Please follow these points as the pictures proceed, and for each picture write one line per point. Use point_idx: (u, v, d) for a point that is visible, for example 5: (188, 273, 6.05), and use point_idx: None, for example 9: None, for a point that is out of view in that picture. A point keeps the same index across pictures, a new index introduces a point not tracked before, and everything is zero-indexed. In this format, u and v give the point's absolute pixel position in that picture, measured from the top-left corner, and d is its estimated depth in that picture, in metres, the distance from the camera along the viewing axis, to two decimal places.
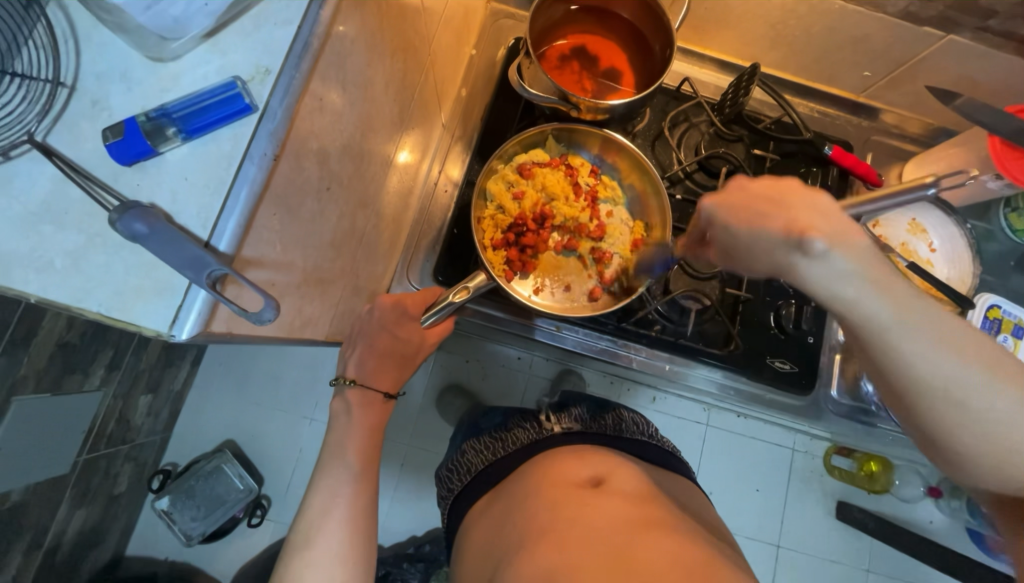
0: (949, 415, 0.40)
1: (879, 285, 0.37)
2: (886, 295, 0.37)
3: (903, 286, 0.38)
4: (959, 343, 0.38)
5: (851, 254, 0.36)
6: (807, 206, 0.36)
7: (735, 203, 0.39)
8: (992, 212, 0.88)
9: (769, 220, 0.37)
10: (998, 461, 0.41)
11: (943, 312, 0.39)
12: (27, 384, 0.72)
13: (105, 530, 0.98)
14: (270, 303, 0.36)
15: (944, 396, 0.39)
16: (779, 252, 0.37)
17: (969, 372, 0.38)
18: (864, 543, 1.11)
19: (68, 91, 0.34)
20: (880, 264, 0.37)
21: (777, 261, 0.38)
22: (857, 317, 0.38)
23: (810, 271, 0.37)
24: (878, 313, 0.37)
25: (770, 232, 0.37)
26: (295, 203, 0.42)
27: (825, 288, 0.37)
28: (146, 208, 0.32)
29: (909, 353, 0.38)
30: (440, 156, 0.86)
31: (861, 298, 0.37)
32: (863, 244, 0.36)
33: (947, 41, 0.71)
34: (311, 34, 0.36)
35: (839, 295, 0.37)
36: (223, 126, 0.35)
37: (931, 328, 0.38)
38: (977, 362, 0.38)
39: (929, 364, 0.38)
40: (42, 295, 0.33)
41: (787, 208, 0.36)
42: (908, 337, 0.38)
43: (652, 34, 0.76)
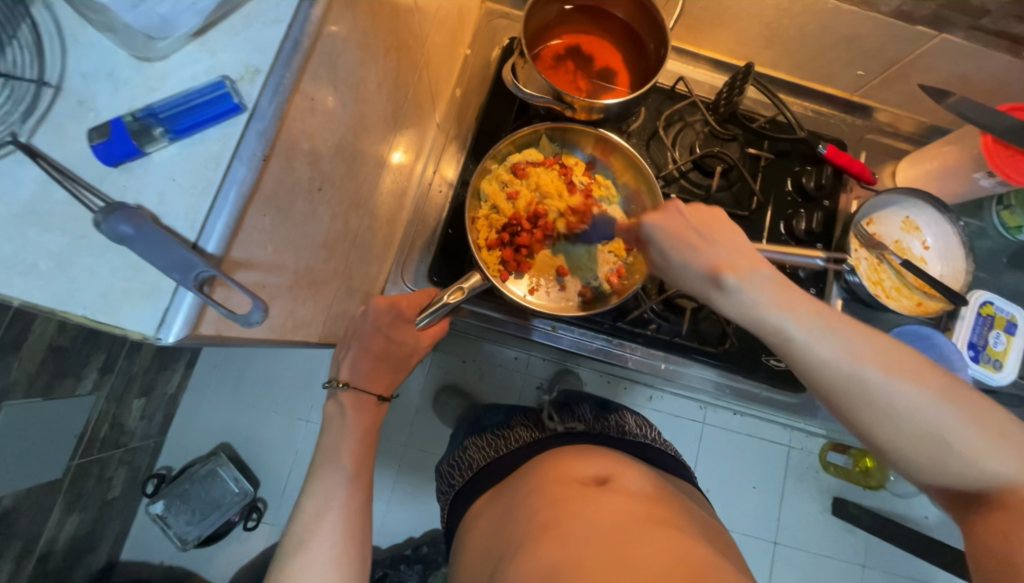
0: (882, 425, 0.41)
1: (783, 304, 0.44)
2: (791, 312, 0.43)
3: (801, 296, 0.44)
4: (874, 354, 0.41)
5: (753, 282, 0.45)
6: (723, 244, 0.47)
7: (671, 228, 0.49)
8: (984, 210, 0.89)
9: (697, 255, 0.47)
10: (940, 464, 0.41)
11: (854, 326, 0.43)
12: (18, 389, 0.71)
13: (98, 536, 0.97)
14: (259, 306, 0.35)
15: (862, 396, 0.41)
16: (695, 274, 0.47)
17: (890, 382, 0.41)
18: (859, 539, 1.11)
19: (53, 91, 0.33)
20: (785, 286, 0.44)
21: (700, 289, 0.48)
22: (770, 333, 0.44)
23: (721, 297, 0.46)
24: (786, 327, 0.43)
25: (693, 260, 0.47)
26: (286, 204, 0.42)
27: (738, 310, 0.45)
28: (133, 209, 0.31)
29: (825, 362, 0.42)
30: (435, 156, 0.86)
31: (768, 315, 0.44)
32: (762, 271, 0.45)
33: (940, 40, 0.71)
34: (301, 33, 0.36)
35: (752, 316, 0.45)
36: (211, 126, 0.34)
37: (842, 339, 0.42)
38: (885, 362, 0.41)
39: (847, 373, 0.41)
40: (26, 298, 0.32)
41: (711, 246, 0.47)
42: (819, 346, 0.42)
43: (646, 33, 0.76)
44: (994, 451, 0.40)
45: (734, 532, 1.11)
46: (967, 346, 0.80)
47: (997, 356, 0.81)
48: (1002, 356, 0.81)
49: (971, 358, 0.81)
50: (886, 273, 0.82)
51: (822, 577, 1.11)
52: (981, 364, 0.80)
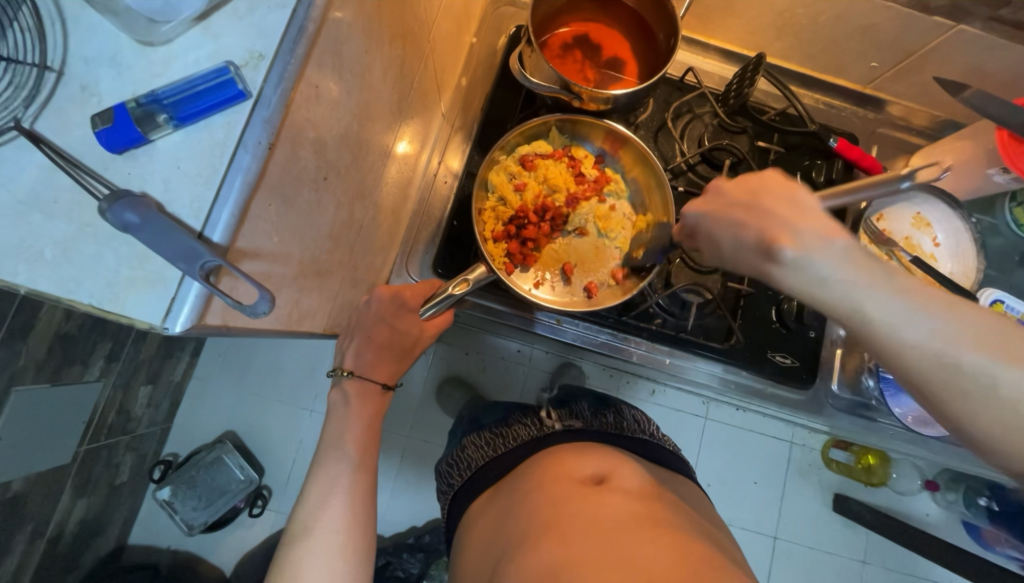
0: (991, 421, 0.36)
1: (865, 283, 0.38)
2: (876, 291, 0.38)
3: (886, 274, 0.38)
4: (978, 339, 0.36)
5: (825, 254, 0.38)
6: (779, 208, 0.40)
7: (713, 210, 0.45)
8: (998, 206, 0.87)
9: (745, 229, 0.42)
10: None
11: (952, 308, 0.37)
12: (27, 375, 0.72)
13: (107, 520, 0.99)
14: (265, 296, 0.35)
15: (961, 389, 0.36)
16: (753, 254, 0.41)
17: (997, 370, 0.35)
18: (860, 535, 1.12)
19: (56, 75, 0.33)
20: (865, 260, 0.38)
21: (756, 266, 0.42)
22: (848, 317, 0.38)
23: (783, 275, 0.40)
24: (870, 310, 0.37)
25: (747, 237, 0.41)
26: (291, 193, 0.41)
27: (804, 289, 0.39)
28: (138, 197, 0.31)
29: (918, 348, 0.37)
30: (440, 146, 0.85)
31: (846, 295, 0.38)
32: (839, 242, 0.38)
33: (957, 31, 0.70)
34: (306, 19, 0.35)
35: (822, 296, 0.39)
36: (216, 113, 0.34)
37: (940, 322, 0.36)
38: (989, 347, 0.36)
39: (944, 361, 0.36)
40: (32, 286, 0.32)
41: (762, 215, 0.40)
42: (909, 331, 0.37)
43: (656, 23, 0.74)
44: None
45: (734, 527, 1.11)
46: None
47: None
48: None
49: None
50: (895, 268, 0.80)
51: (821, 572, 1.11)
52: None
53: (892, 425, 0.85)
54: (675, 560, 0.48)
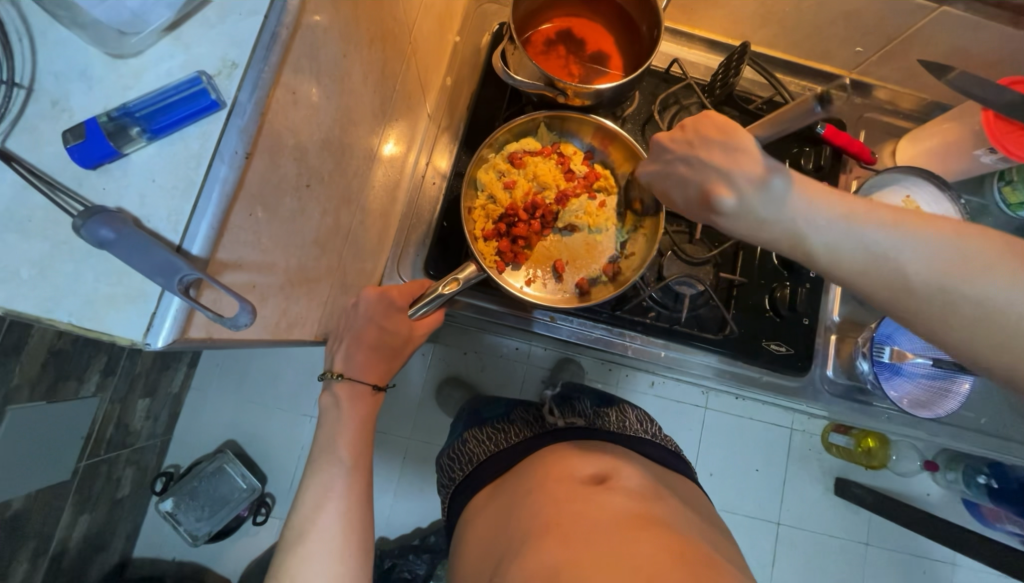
0: (947, 323, 0.38)
1: (794, 211, 0.43)
2: (810, 217, 0.43)
3: (823, 200, 0.43)
4: (918, 249, 0.38)
5: (751, 192, 0.44)
6: (715, 156, 0.47)
7: (659, 169, 0.52)
8: (987, 186, 0.87)
9: (689, 183, 0.49)
10: None
11: (891, 220, 0.40)
12: (22, 393, 0.71)
13: (110, 535, 0.98)
14: (246, 308, 0.35)
15: (915, 301, 0.39)
16: (697, 201, 0.49)
17: (947, 278, 0.37)
18: (862, 518, 1.12)
19: (25, 92, 0.32)
20: (793, 189, 0.43)
21: (705, 215, 0.49)
22: (795, 245, 0.44)
23: (727, 218, 0.47)
24: (801, 234, 0.43)
25: (691, 188, 0.49)
26: (273, 201, 0.41)
27: (743, 223, 0.46)
28: (113, 213, 0.31)
29: (860, 264, 0.40)
30: (427, 147, 0.85)
31: (776, 223, 0.44)
32: (766, 177, 0.44)
33: (940, 13, 0.69)
34: (278, 25, 0.35)
35: (761, 228, 0.45)
36: (190, 124, 0.33)
37: (878, 236, 0.40)
38: (942, 259, 0.38)
39: (895, 271, 0.39)
40: (10, 306, 0.32)
41: (700, 168, 0.47)
42: (852, 249, 0.41)
43: (638, 15, 0.74)
44: None
45: (736, 514, 1.12)
46: None
47: None
48: None
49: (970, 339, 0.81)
50: None
51: (825, 556, 1.12)
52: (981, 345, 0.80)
53: (887, 408, 0.87)
54: (671, 559, 0.48)
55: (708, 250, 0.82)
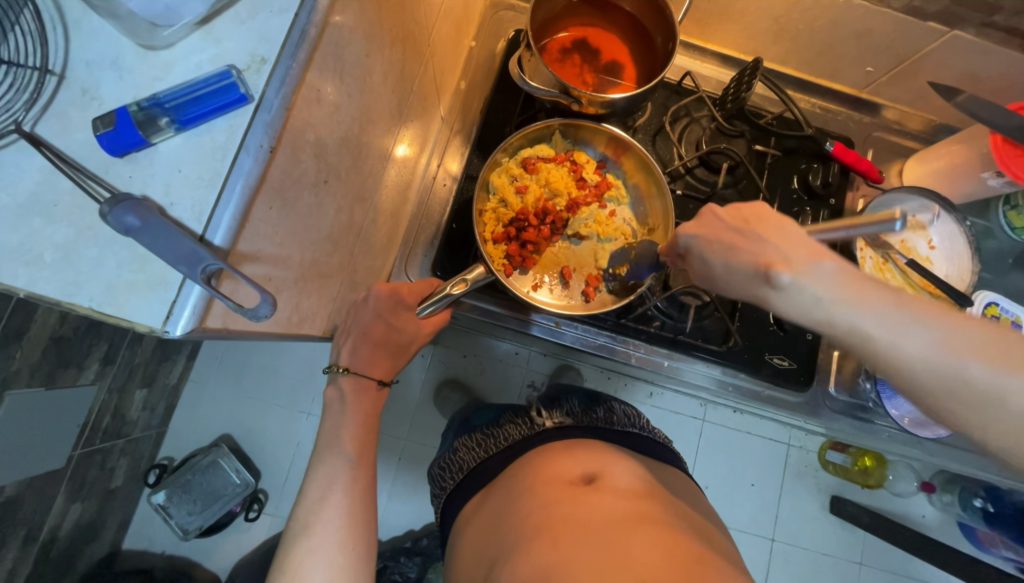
0: (995, 423, 0.38)
1: (852, 300, 0.41)
2: (866, 308, 0.41)
3: (877, 289, 0.41)
4: (970, 344, 0.38)
5: (812, 278, 0.42)
6: (774, 235, 0.44)
7: (708, 233, 0.49)
8: (992, 210, 0.88)
9: (739, 255, 0.46)
10: None
11: (943, 317, 0.40)
12: (21, 378, 0.71)
13: (101, 525, 0.98)
14: (267, 299, 0.35)
15: (967, 399, 0.38)
16: (750, 278, 0.45)
17: (1000, 377, 0.37)
18: (857, 537, 1.12)
19: (57, 79, 0.33)
20: (853, 279, 0.42)
21: (753, 290, 0.46)
22: (847, 332, 0.42)
23: (778, 298, 0.44)
24: (857, 326, 0.41)
25: (743, 264, 0.45)
26: (292, 195, 0.41)
27: (797, 309, 0.43)
28: (138, 200, 0.31)
29: (914, 361, 0.39)
30: (439, 150, 0.85)
31: (834, 311, 0.42)
32: (824, 265, 0.42)
33: (951, 37, 0.71)
34: (307, 23, 0.35)
35: (816, 315, 0.42)
36: (217, 116, 0.34)
37: (933, 332, 0.39)
38: (995, 357, 0.38)
39: (952, 369, 0.38)
40: (32, 290, 0.32)
41: (758, 242, 0.45)
42: (907, 342, 0.40)
43: (654, 27, 0.75)
44: None
45: (731, 529, 1.12)
46: None
47: None
48: None
49: None
50: (891, 273, 0.82)
51: (818, 575, 1.11)
52: None
53: (888, 426, 0.86)
54: (664, 558, 0.48)
55: None
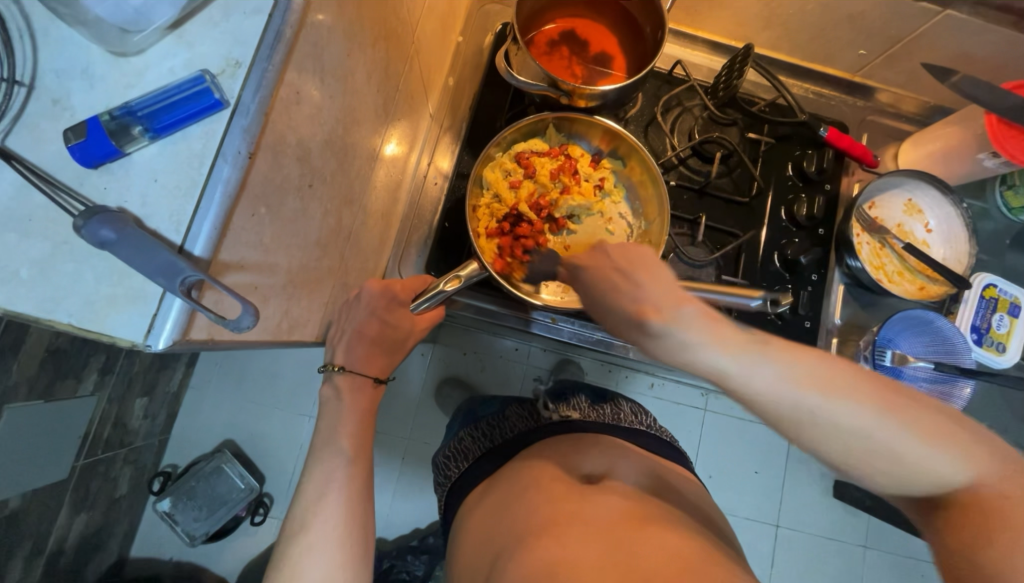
0: (835, 451, 0.37)
1: (714, 339, 0.39)
2: (726, 352, 0.38)
3: (735, 328, 0.39)
4: (810, 378, 0.36)
5: (680, 322, 0.40)
6: (645, 280, 0.44)
7: (597, 271, 0.48)
8: (988, 190, 0.88)
9: (621, 297, 0.45)
10: (906, 483, 0.36)
11: (793, 353, 0.38)
12: (19, 392, 0.71)
13: (107, 534, 0.98)
14: (248, 309, 0.34)
15: (812, 430, 0.37)
16: (624, 317, 0.44)
17: (834, 408, 0.36)
18: (860, 521, 1.12)
19: (25, 89, 0.32)
20: (720, 319, 0.40)
21: (631, 331, 0.44)
22: (708, 372, 0.39)
23: (655, 345, 0.42)
24: (717, 363, 0.39)
25: (623, 304, 0.44)
26: (276, 202, 0.40)
27: (662, 345, 0.41)
28: (114, 212, 0.30)
29: (765, 394, 0.37)
30: (429, 147, 0.84)
31: (701, 353, 0.39)
32: (687, 308, 0.40)
33: (944, 16, 0.70)
34: (283, 23, 0.34)
35: (678, 351, 0.40)
36: (193, 124, 0.33)
37: (782, 367, 0.37)
38: (836, 388, 0.36)
39: (796, 405, 0.37)
40: (9, 307, 0.31)
41: (634, 288, 0.44)
42: (757, 381, 0.37)
43: (642, 16, 0.73)
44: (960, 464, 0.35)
45: (735, 516, 1.12)
46: (970, 329, 0.81)
47: (1000, 339, 0.81)
48: (1005, 339, 0.81)
49: (974, 341, 0.81)
50: (888, 258, 0.82)
51: (824, 559, 1.12)
52: (984, 347, 0.81)
53: None
54: (673, 555, 0.48)
55: (709, 253, 0.81)
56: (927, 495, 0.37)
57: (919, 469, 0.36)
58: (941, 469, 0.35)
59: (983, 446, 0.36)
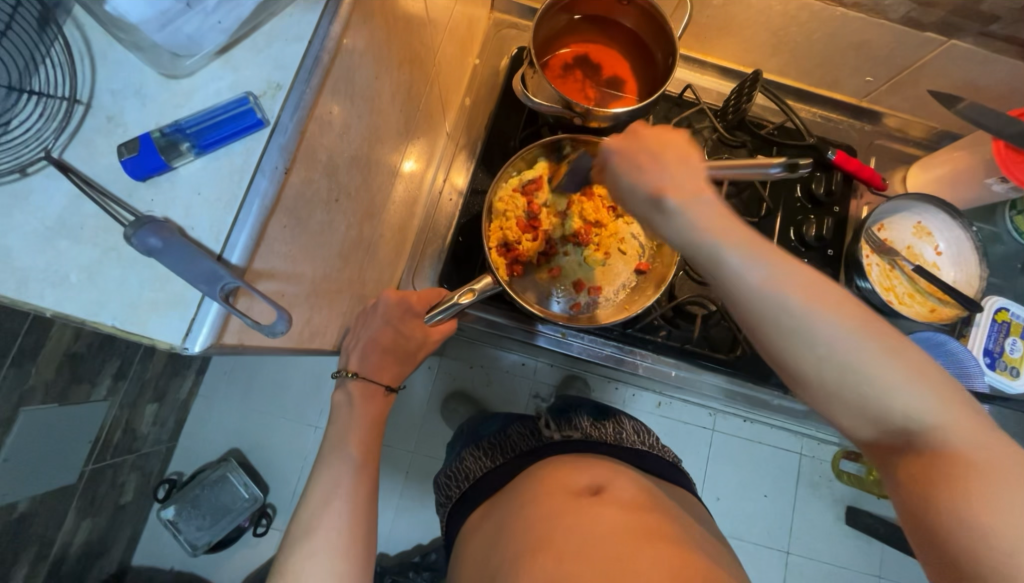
0: (802, 356, 0.39)
1: (723, 231, 0.41)
2: (732, 249, 0.41)
3: (747, 229, 0.42)
4: (794, 283, 0.39)
5: (695, 208, 0.42)
6: (667, 162, 0.43)
7: (620, 150, 0.45)
8: (998, 215, 0.88)
9: (642, 177, 0.44)
10: (860, 403, 0.39)
11: (787, 259, 0.40)
12: (35, 395, 0.73)
13: (110, 540, 0.98)
14: (283, 316, 0.36)
15: (786, 331, 0.39)
16: (640, 202, 0.44)
17: (812, 314, 0.38)
18: (874, 549, 1.10)
19: (84, 108, 0.34)
20: (732, 218, 0.42)
21: (644, 214, 0.45)
22: (709, 263, 0.42)
23: (663, 223, 0.43)
24: (721, 254, 0.41)
25: (641, 187, 0.43)
26: (305, 215, 0.42)
27: (677, 233, 0.42)
28: (161, 222, 0.32)
29: (751, 292, 0.40)
30: (445, 164, 0.87)
31: (703, 239, 0.41)
32: (705, 197, 0.42)
33: (949, 46, 0.72)
34: (321, 50, 0.37)
35: (693, 236, 0.41)
36: (235, 141, 0.35)
37: (772, 269, 0.40)
38: (814, 297, 0.39)
39: (774, 306, 0.39)
40: (58, 309, 0.33)
41: (654, 168, 0.43)
42: (749, 275, 0.40)
43: (654, 42, 0.77)
44: (922, 400, 0.37)
45: (743, 541, 1.10)
46: (982, 353, 0.80)
47: (1014, 363, 0.81)
48: (1018, 363, 0.81)
49: (987, 365, 0.81)
50: (898, 279, 0.83)
51: None
52: (998, 371, 0.80)
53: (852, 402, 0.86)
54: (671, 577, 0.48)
55: None
56: (882, 424, 0.39)
57: (884, 397, 0.38)
58: (902, 399, 0.38)
59: (953, 394, 0.38)
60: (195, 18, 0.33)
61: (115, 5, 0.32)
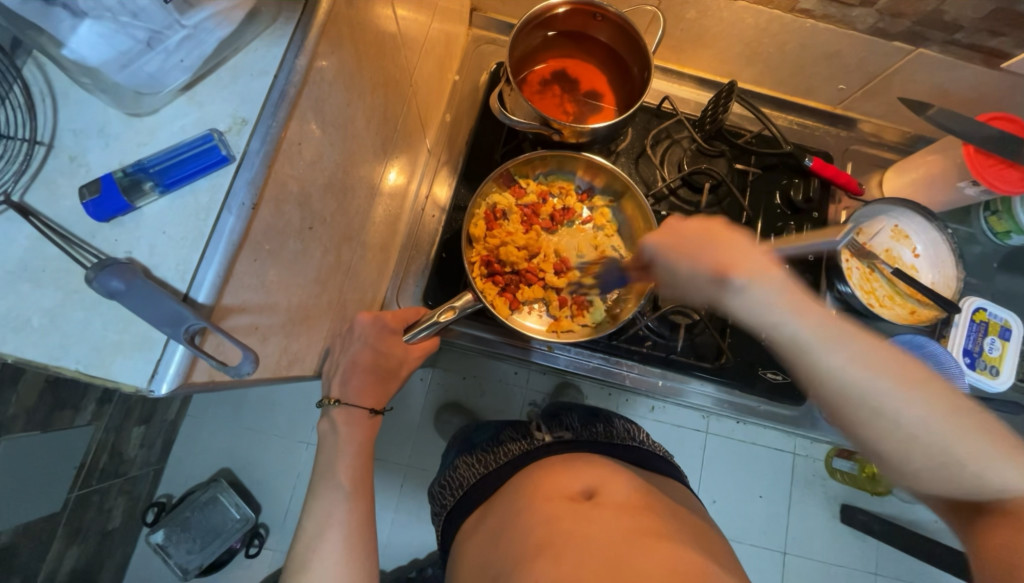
0: (884, 434, 0.40)
1: (800, 311, 0.42)
2: (805, 331, 0.41)
3: (820, 308, 0.42)
4: (879, 364, 0.40)
5: (765, 286, 0.42)
6: (736, 246, 0.44)
7: (674, 240, 0.47)
8: (973, 216, 0.90)
9: (695, 257, 0.45)
10: (950, 476, 0.40)
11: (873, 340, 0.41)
12: (17, 424, 0.71)
13: (98, 568, 0.96)
14: (249, 356, 0.36)
15: (868, 407, 0.40)
16: (705, 284, 0.45)
17: (899, 399, 0.39)
18: (870, 547, 1.10)
19: (45, 149, 0.34)
20: (806, 296, 0.43)
21: (708, 292, 0.45)
22: (784, 342, 0.42)
23: (733, 301, 0.44)
24: (798, 333, 0.41)
25: (701, 271, 0.45)
26: (277, 246, 0.42)
27: (749, 315, 0.43)
28: (124, 264, 0.32)
29: (836, 374, 0.40)
30: (427, 178, 0.88)
31: (777, 319, 0.42)
32: (776, 276, 0.42)
33: (916, 55, 0.74)
34: (287, 83, 0.37)
35: (764, 319, 0.42)
36: (201, 177, 0.35)
37: (860, 351, 0.40)
38: (905, 378, 0.39)
39: (853, 387, 0.40)
40: (20, 354, 0.33)
41: (711, 248, 0.44)
42: (831, 356, 0.40)
43: (631, 57, 0.78)
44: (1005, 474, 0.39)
45: (740, 543, 1.10)
46: (963, 353, 0.81)
47: (993, 362, 0.82)
48: (998, 362, 0.82)
49: (968, 364, 0.82)
50: (878, 282, 0.84)
51: None
52: (978, 371, 0.81)
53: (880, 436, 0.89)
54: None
55: None
56: (967, 491, 0.40)
57: (972, 472, 0.39)
58: (978, 460, 0.39)
59: None
60: (157, 58, 0.32)
61: (70, 47, 0.30)
